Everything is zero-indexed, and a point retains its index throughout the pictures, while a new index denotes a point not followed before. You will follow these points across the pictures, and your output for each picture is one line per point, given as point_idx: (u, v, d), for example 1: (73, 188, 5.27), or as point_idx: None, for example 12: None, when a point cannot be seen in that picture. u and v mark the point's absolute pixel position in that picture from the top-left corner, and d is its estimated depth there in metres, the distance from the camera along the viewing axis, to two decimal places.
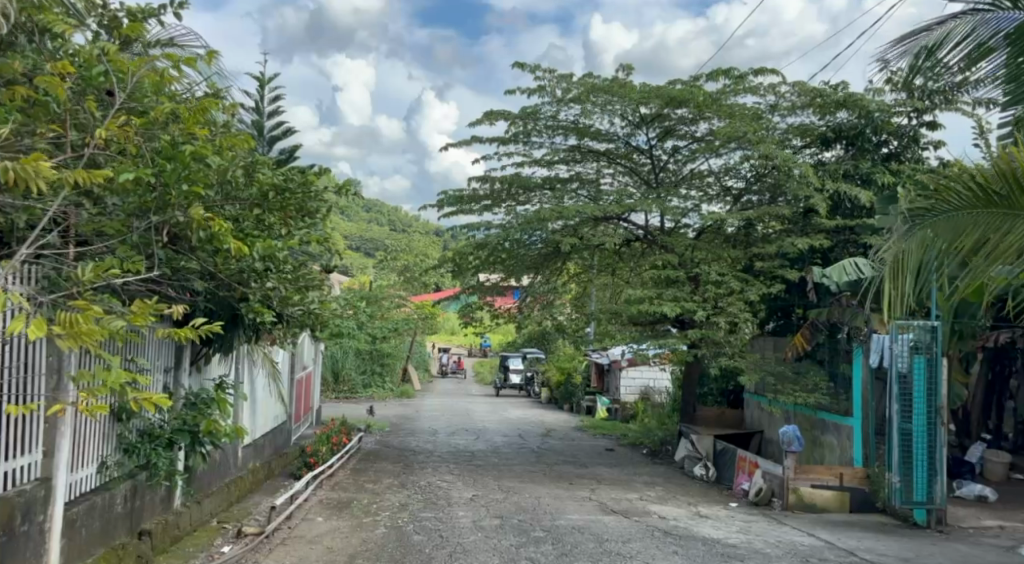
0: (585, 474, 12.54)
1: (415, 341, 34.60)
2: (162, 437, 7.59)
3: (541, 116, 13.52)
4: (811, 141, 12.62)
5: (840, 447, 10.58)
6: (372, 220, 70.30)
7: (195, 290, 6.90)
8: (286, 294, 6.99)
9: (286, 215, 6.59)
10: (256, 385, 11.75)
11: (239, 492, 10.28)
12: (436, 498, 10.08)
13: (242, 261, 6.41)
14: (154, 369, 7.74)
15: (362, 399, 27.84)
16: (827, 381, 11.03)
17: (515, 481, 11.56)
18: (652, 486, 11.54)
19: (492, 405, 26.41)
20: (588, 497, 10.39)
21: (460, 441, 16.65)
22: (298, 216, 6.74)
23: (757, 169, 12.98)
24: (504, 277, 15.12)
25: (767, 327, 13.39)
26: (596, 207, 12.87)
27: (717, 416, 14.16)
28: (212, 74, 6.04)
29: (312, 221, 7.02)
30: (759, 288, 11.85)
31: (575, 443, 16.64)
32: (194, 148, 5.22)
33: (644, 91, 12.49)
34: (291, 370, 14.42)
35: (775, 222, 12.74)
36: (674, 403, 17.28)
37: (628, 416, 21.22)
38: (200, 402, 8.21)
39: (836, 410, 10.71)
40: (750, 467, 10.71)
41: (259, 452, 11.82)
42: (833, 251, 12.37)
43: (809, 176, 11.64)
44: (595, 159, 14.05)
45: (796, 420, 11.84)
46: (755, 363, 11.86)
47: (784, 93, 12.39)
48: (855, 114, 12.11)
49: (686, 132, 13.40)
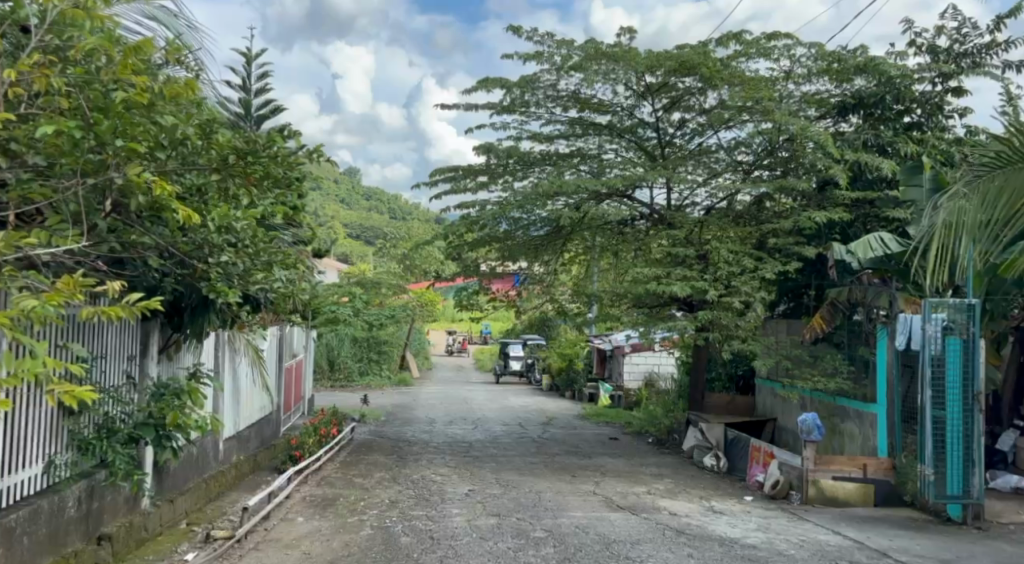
0: (587, 465, 11.85)
1: (413, 328, 33.83)
2: (120, 432, 6.88)
3: (540, 85, 12.83)
4: (827, 111, 11.88)
5: (862, 435, 9.84)
6: (370, 207, 69.39)
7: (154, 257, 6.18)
8: (249, 274, 6.20)
9: (250, 183, 5.72)
10: (238, 375, 11.07)
11: (219, 488, 9.61)
12: (429, 494, 9.38)
13: (203, 233, 5.67)
14: (109, 356, 7.04)
15: (359, 387, 27.10)
16: (847, 365, 10.30)
17: (515, 474, 10.84)
18: (660, 478, 10.82)
19: (493, 393, 25.71)
20: (592, 491, 9.68)
21: (457, 430, 15.95)
22: (268, 186, 5.94)
23: (770, 142, 12.27)
24: (501, 258, 14.40)
25: (779, 309, 12.80)
26: (600, 181, 12.12)
27: (727, 404, 13.44)
28: (178, 27, 5.67)
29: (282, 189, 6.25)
30: (774, 265, 11.12)
31: (577, 432, 15.92)
32: (131, 94, 4.48)
33: (651, 57, 11.82)
34: (279, 357, 13.71)
35: (789, 198, 12.03)
36: (680, 390, 16.54)
37: (632, 403, 20.49)
38: (169, 392, 7.54)
39: (858, 396, 9.98)
40: (764, 457, 10.00)
41: (244, 444, 11.20)
42: (853, 227, 11.59)
43: (827, 146, 10.87)
44: (596, 134, 13.27)
45: (813, 407, 11.11)
46: (769, 346, 11.14)
47: (799, 58, 11.64)
48: (875, 81, 11.31)
49: (694, 104, 12.65)
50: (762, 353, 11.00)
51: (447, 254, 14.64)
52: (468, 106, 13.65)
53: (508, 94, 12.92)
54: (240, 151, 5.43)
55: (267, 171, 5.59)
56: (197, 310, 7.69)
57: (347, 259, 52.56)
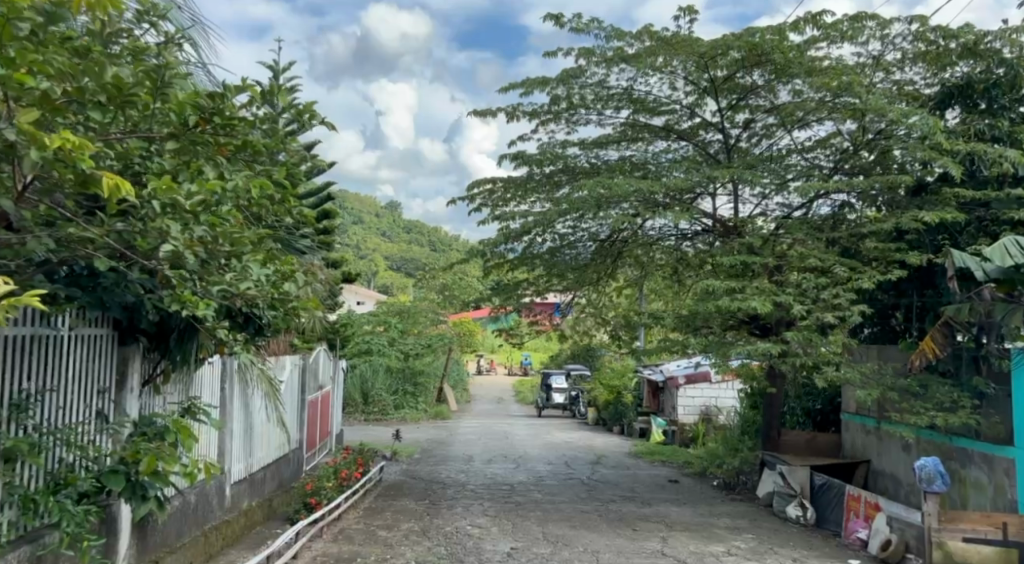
0: (649, 514, 10.21)
1: (451, 359, 32.27)
2: (76, 486, 5.50)
3: (588, 80, 11.47)
4: (923, 103, 10.31)
5: (992, 485, 8.19)
6: (411, 239, 68.24)
7: (111, 256, 4.87)
8: (209, 270, 4.75)
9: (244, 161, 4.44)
10: (251, 409, 9.72)
11: (222, 541, 8.26)
12: (464, 554, 7.83)
13: (159, 221, 4.24)
14: (66, 386, 5.70)
15: (394, 421, 25.36)
16: (968, 398, 8.61)
17: (565, 527, 9.23)
18: (738, 532, 9.16)
19: (536, 427, 23.97)
20: (660, 551, 8.04)
21: (498, 470, 14.40)
22: (236, 157, 4.78)
23: (854, 138, 10.87)
24: (546, 281, 12.92)
25: (863, 333, 11.18)
26: (660, 183, 10.64)
27: (807, 441, 11.73)
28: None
29: (255, 160, 4.96)
30: (872, 275, 9.54)
31: (632, 474, 14.23)
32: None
33: (713, 43, 10.30)
34: (300, 390, 12.34)
35: (877, 203, 10.57)
36: (745, 425, 14.84)
37: (688, 438, 18.72)
38: (150, 431, 6.16)
39: (987, 438, 8.35)
40: (868, 511, 8.35)
41: (258, 487, 9.83)
42: (963, 233, 9.90)
43: (933, 136, 9.27)
44: (652, 137, 12.01)
45: (922, 449, 9.42)
46: (868, 375, 9.45)
47: (892, 39, 10.20)
48: (984, 65, 9.66)
49: (763, 102, 11.19)
50: (857, 380, 9.36)
51: (485, 274, 13.16)
52: (508, 109, 12.27)
53: (551, 92, 11.56)
54: (202, 111, 4.33)
55: (241, 140, 4.59)
56: (186, 332, 6.52)
57: (389, 289, 51.41)
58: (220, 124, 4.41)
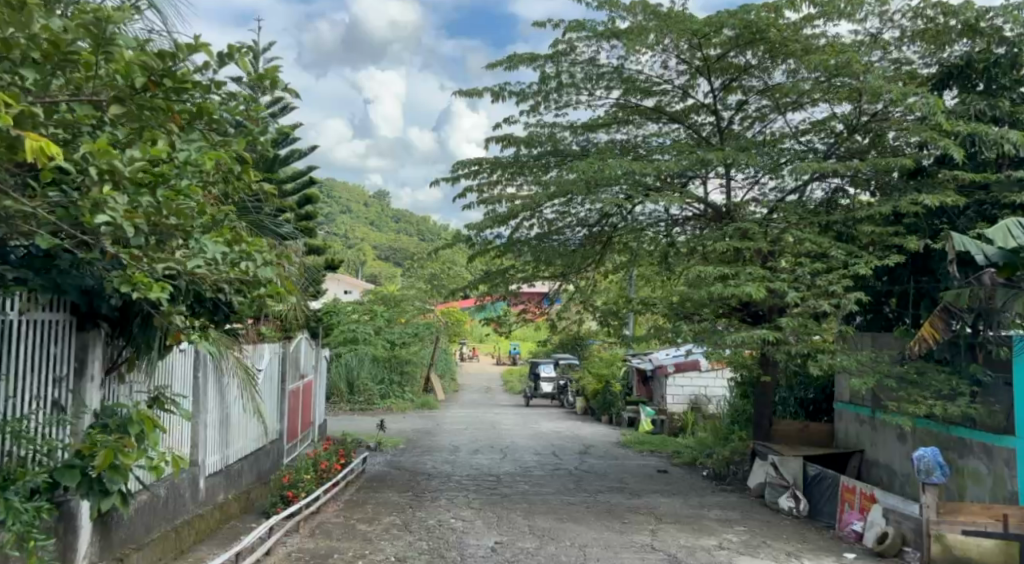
0: (638, 506, 9.92)
1: (439, 348, 31.90)
2: (26, 481, 5.13)
3: (577, 58, 11.13)
4: (921, 84, 10.01)
5: (992, 476, 7.94)
6: (398, 228, 67.70)
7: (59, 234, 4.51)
8: (161, 248, 4.39)
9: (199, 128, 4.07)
10: (227, 398, 9.36)
11: (194, 537, 7.91)
12: (446, 549, 7.51)
13: (105, 193, 3.88)
14: (15, 374, 5.33)
15: (380, 411, 24.96)
16: (968, 387, 8.35)
17: (552, 520, 8.92)
18: (730, 525, 8.88)
19: (523, 417, 23.65)
20: (650, 545, 7.75)
21: (484, 461, 14.08)
22: (192, 126, 4.39)
23: (850, 120, 10.57)
24: (535, 268, 12.59)
25: (857, 320, 10.92)
26: (650, 165, 10.32)
27: (800, 431, 11.47)
28: None
29: (214, 131, 4.58)
30: (869, 260, 9.26)
31: (621, 464, 13.94)
32: None
33: (707, 19, 9.96)
34: (281, 379, 11.99)
35: (874, 186, 10.28)
36: (736, 415, 14.57)
37: (677, 428, 18.45)
38: (112, 423, 5.78)
39: (987, 428, 8.09)
40: (863, 503, 8.09)
41: (235, 479, 9.49)
42: (961, 217, 9.63)
43: (933, 117, 8.97)
44: (643, 120, 11.68)
45: (919, 439, 9.16)
46: (864, 363, 9.17)
47: (891, 16, 9.89)
48: (986, 43, 9.36)
49: (757, 82, 10.87)
50: (853, 368, 9.08)
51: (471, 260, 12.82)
52: (494, 88, 11.90)
53: (539, 70, 11.19)
54: (151, 72, 3.89)
55: (198, 106, 4.16)
56: (150, 320, 6.15)
57: (376, 278, 50.92)
58: (172, 87, 3.96)
